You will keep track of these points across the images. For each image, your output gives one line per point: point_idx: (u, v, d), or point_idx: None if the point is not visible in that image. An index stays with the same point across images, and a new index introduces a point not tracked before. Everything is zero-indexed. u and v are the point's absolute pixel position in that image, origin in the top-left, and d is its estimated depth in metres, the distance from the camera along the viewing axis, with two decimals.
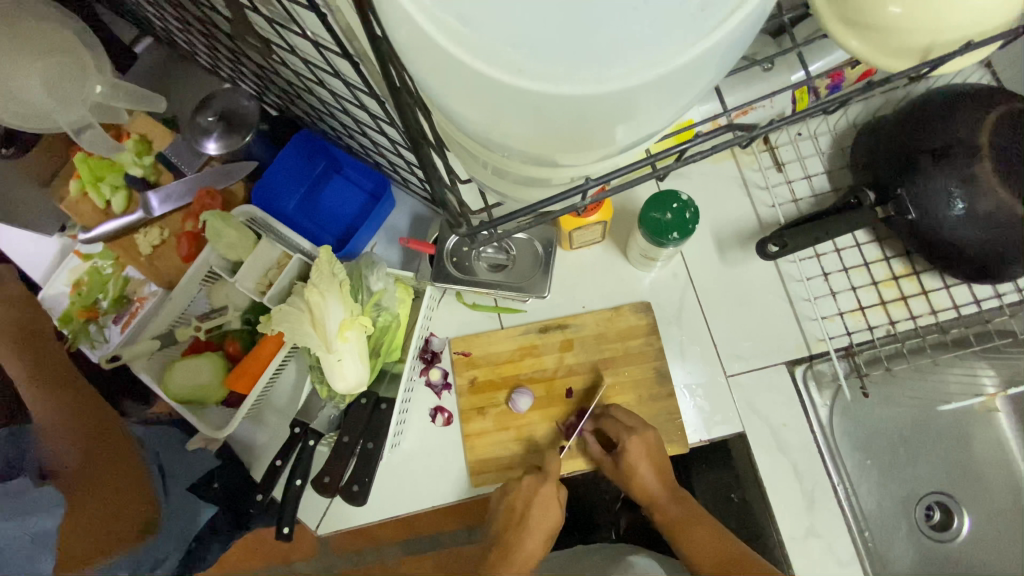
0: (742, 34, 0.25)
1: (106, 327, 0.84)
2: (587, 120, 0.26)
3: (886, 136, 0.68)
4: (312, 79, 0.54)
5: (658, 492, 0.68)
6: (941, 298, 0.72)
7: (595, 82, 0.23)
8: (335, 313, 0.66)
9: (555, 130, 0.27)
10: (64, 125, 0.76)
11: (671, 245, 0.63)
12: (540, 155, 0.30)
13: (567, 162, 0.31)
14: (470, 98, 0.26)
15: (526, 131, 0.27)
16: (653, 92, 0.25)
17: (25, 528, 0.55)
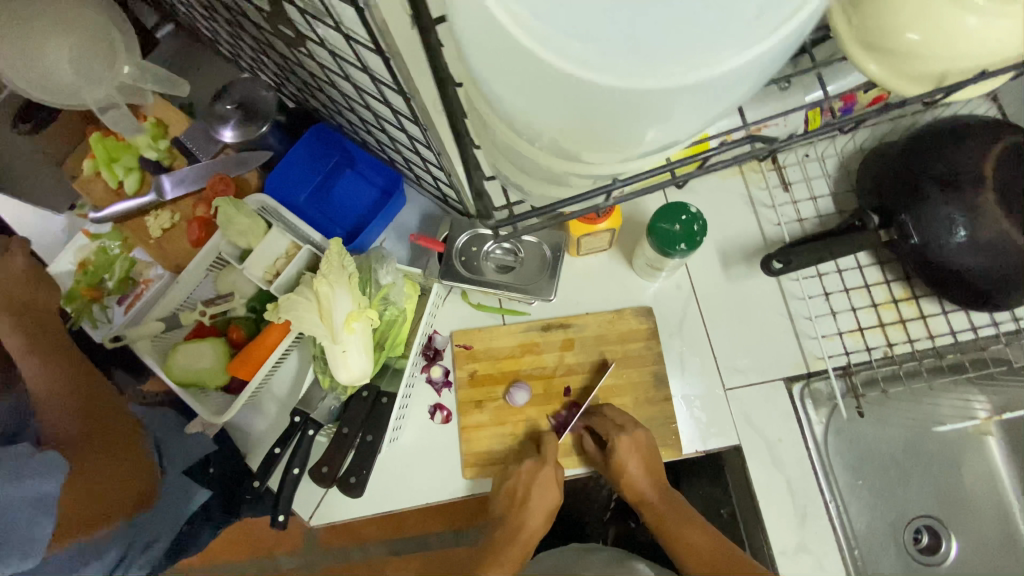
0: (790, 46, 0.25)
1: (110, 307, 0.85)
2: (623, 115, 0.26)
3: (892, 161, 0.70)
4: (338, 74, 0.55)
5: (648, 492, 0.69)
6: (939, 323, 0.73)
7: (640, 78, 0.23)
8: (342, 304, 0.66)
9: (591, 120, 0.27)
10: (92, 102, 0.77)
11: (678, 256, 0.64)
12: (569, 146, 0.30)
13: (593, 158, 0.32)
14: (519, 83, 0.26)
15: (562, 119, 0.28)
16: (693, 96, 0.25)
17: (24, 488, 0.46)
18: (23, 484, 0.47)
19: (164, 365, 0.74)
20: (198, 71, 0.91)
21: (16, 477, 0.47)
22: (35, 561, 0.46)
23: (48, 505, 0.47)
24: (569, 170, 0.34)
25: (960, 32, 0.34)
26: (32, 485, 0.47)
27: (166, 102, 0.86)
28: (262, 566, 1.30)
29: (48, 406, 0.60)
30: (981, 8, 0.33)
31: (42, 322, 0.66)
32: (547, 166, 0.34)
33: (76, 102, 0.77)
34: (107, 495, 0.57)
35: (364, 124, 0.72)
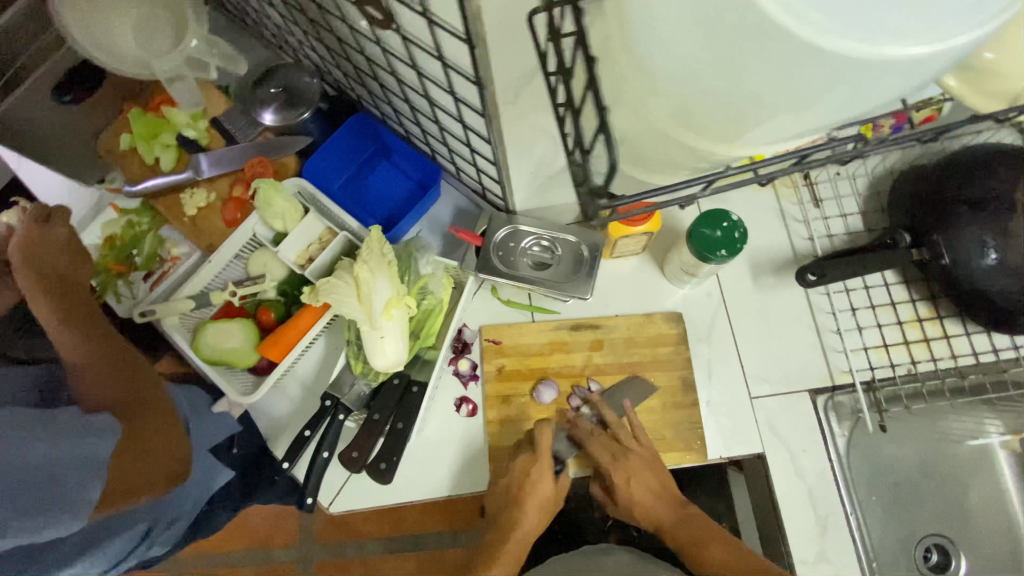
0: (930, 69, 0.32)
1: (135, 282, 0.84)
2: (782, 82, 0.33)
3: (926, 183, 0.71)
4: (404, 61, 0.54)
5: (663, 512, 0.67)
6: (962, 344, 0.74)
7: (829, 42, 0.29)
8: (381, 291, 0.67)
9: (747, 88, 0.34)
10: (160, 72, 0.76)
11: (717, 262, 0.65)
12: (708, 111, 0.38)
13: (726, 127, 0.39)
14: (720, 27, 0.31)
15: (724, 81, 0.34)
16: (847, 76, 0.31)
17: (78, 448, 0.49)
18: (77, 445, 0.49)
19: (193, 343, 0.74)
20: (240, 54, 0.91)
21: (71, 438, 0.49)
22: (81, 523, 0.47)
23: (97, 466, 0.49)
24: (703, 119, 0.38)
25: None
26: (85, 446, 0.49)
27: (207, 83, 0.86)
28: (256, 557, 1.28)
29: (88, 379, 0.59)
30: None
31: (77, 294, 0.63)
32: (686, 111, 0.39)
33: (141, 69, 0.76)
34: (147, 470, 0.56)
35: (411, 114, 0.72)
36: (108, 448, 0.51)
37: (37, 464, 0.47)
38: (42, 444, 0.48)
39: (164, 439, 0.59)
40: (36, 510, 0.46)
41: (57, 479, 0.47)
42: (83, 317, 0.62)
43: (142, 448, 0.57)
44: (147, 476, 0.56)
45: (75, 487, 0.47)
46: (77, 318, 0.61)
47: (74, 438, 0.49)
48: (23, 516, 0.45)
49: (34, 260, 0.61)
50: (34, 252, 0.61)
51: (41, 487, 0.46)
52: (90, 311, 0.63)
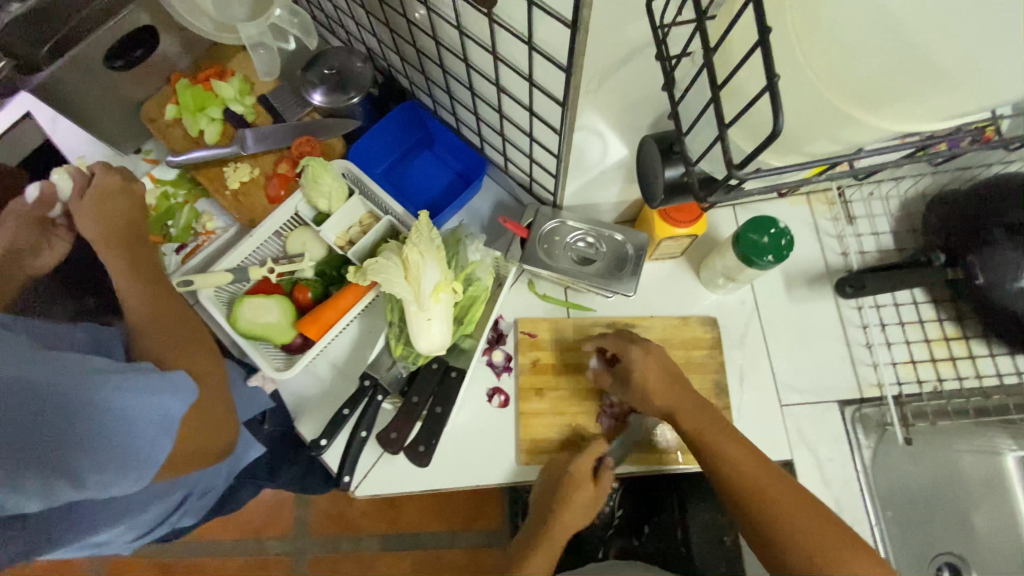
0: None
1: (168, 254, 0.85)
2: (1006, 39, 0.31)
3: (962, 206, 0.73)
4: (487, 45, 0.54)
5: (674, 394, 0.67)
6: (986, 364, 0.76)
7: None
8: (430, 274, 0.66)
9: (961, 47, 0.32)
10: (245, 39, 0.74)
11: (762, 267, 0.67)
12: (905, 79, 0.35)
13: (921, 104, 0.36)
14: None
15: (944, 42, 0.32)
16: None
17: (157, 408, 0.49)
18: (156, 404, 0.49)
19: (229, 316, 0.73)
20: None
21: (153, 395, 0.49)
22: (145, 484, 0.48)
23: (171, 429, 0.49)
24: (873, 101, 0.37)
25: None
26: (163, 406, 0.49)
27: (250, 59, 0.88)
28: (249, 548, 1.25)
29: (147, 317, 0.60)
30: None
31: (140, 246, 0.66)
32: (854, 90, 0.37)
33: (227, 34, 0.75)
34: (201, 434, 0.56)
35: (470, 104, 0.72)
36: (182, 409, 0.51)
37: (107, 414, 0.47)
38: (123, 394, 0.48)
39: (217, 400, 0.58)
40: (111, 464, 0.46)
41: (131, 437, 0.47)
42: (144, 264, 0.65)
43: (199, 417, 0.56)
44: (204, 446, 0.56)
45: (148, 448, 0.48)
46: (137, 264, 0.64)
47: (153, 396, 0.49)
48: (96, 468, 0.45)
49: (105, 210, 0.65)
50: (105, 201, 0.65)
51: (120, 442, 0.46)
52: (152, 262, 0.66)
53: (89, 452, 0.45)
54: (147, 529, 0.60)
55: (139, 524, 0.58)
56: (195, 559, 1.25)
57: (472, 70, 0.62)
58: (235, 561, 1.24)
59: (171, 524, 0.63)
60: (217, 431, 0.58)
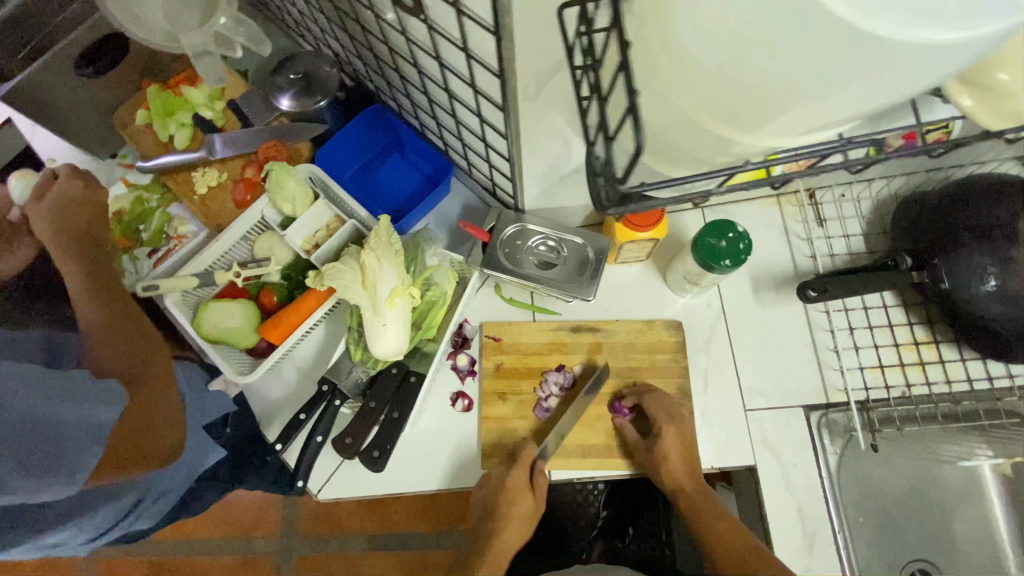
0: (962, 56, 0.30)
1: (141, 259, 0.85)
2: (833, 60, 0.31)
3: (930, 208, 0.72)
4: (429, 51, 0.54)
5: (686, 476, 0.71)
6: (956, 369, 0.75)
7: (881, 24, 0.28)
8: (387, 279, 0.67)
9: (799, 68, 0.32)
10: (187, 47, 0.69)
11: (720, 272, 0.66)
12: (759, 93, 0.35)
13: (782, 115, 0.37)
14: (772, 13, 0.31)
15: (781, 61, 0.33)
16: (902, 56, 0.30)
17: (88, 414, 0.51)
18: (90, 411, 0.51)
19: (194, 320, 0.74)
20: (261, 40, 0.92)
21: (87, 402, 0.51)
22: (74, 488, 0.49)
23: (103, 435, 0.51)
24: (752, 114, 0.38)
25: None
26: (95, 411, 0.52)
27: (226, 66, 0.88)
28: (237, 547, 1.26)
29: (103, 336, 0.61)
30: None
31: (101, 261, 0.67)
32: (737, 109, 0.38)
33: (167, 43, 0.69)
34: (145, 442, 0.57)
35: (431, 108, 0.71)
36: (114, 415, 0.53)
37: (39, 421, 0.49)
38: (57, 403, 0.50)
39: (167, 420, 0.59)
40: (38, 469, 0.48)
41: (63, 442, 0.49)
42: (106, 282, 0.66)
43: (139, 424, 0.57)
44: (145, 445, 0.57)
45: (79, 453, 0.49)
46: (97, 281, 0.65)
47: (87, 403, 0.52)
48: (20, 474, 0.47)
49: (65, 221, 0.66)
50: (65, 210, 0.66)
51: (51, 446, 0.48)
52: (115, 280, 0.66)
53: (13, 458, 0.47)
54: (102, 531, 0.61)
55: (92, 526, 0.59)
56: (185, 557, 1.26)
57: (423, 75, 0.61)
58: (224, 560, 1.25)
59: (125, 528, 0.63)
60: (156, 436, 0.58)
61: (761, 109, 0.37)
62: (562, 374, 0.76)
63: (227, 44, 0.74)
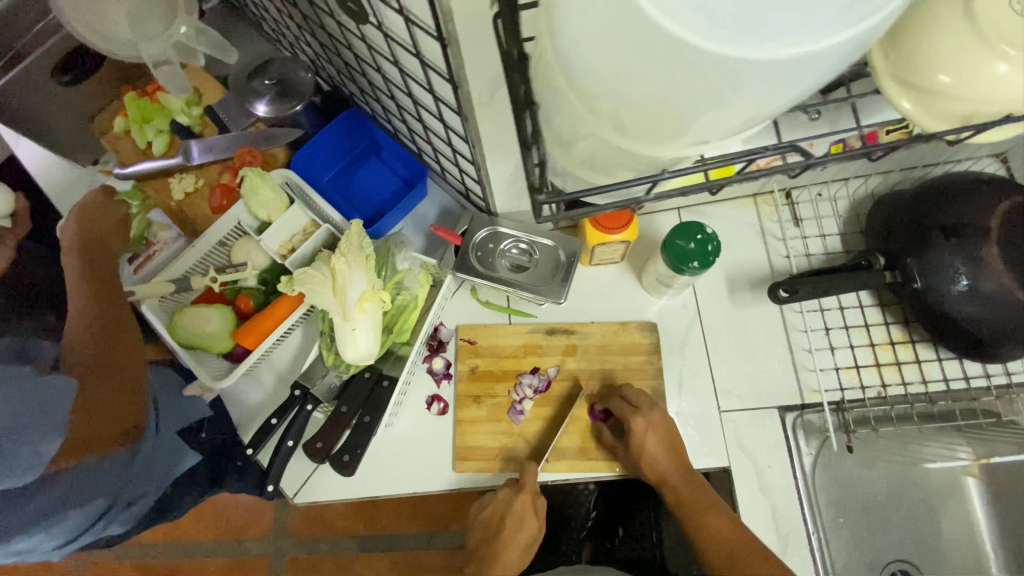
0: (842, 59, 0.26)
1: (119, 265, 0.84)
2: (706, 84, 0.26)
3: (903, 208, 0.72)
4: (388, 58, 0.54)
5: (670, 468, 0.68)
6: (933, 369, 0.75)
7: (737, 46, 0.23)
8: (357, 283, 0.67)
9: (671, 94, 0.27)
10: (148, 57, 0.70)
11: (689, 274, 0.66)
12: (635, 117, 0.30)
13: (667, 138, 0.31)
14: (621, 46, 0.26)
15: (648, 87, 0.27)
16: (783, 74, 0.25)
17: (38, 406, 0.52)
18: (40, 403, 0.52)
19: (169, 325, 0.74)
20: (239, 45, 0.93)
21: (37, 395, 0.52)
22: (31, 479, 0.50)
23: (57, 424, 0.52)
24: (643, 146, 0.33)
25: (991, 79, 0.33)
26: (46, 403, 0.52)
27: (203, 73, 0.89)
28: (227, 550, 1.23)
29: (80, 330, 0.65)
30: (1012, 57, 0.33)
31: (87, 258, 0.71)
32: (625, 142, 0.33)
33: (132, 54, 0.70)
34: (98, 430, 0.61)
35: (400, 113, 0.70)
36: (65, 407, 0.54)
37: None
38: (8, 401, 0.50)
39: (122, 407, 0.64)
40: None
41: (17, 434, 0.49)
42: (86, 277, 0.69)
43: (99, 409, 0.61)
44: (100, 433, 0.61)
45: (32, 442, 0.50)
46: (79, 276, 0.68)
47: (36, 397, 0.52)
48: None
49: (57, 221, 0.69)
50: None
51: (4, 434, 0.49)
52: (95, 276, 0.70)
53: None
54: (72, 536, 0.61)
55: (61, 531, 0.59)
56: (173, 560, 1.23)
57: (387, 81, 0.61)
58: (212, 563, 1.22)
59: (98, 533, 0.64)
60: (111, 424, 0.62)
61: (649, 138, 0.31)
62: (537, 376, 0.76)
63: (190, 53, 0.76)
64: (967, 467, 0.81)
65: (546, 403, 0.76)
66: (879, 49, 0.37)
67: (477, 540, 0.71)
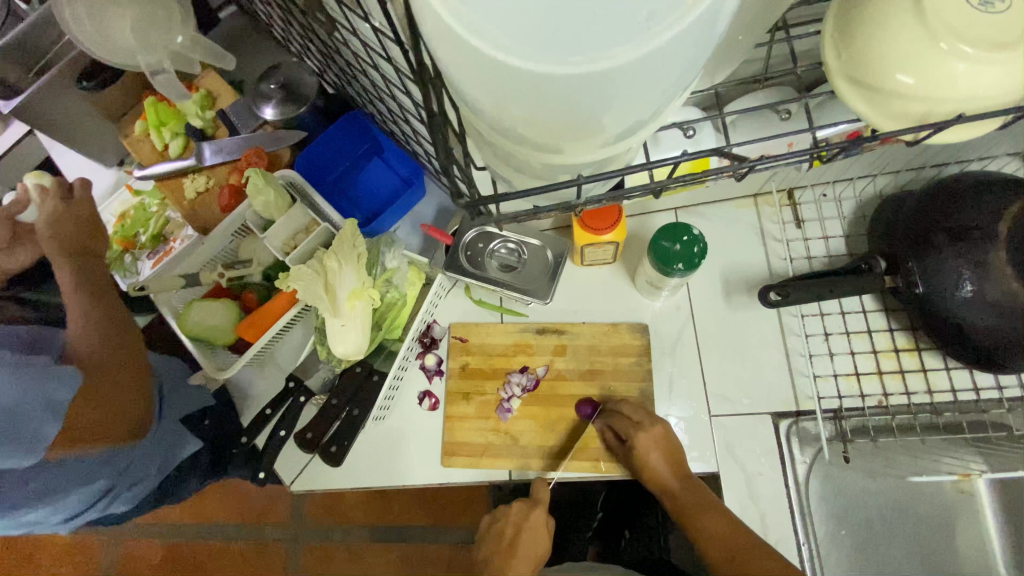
0: (703, 41, 0.26)
1: (140, 260, 0.89)
2: (578, 99, 0.26)
3: (909, 210, 0.68)
4: (368, 63, 0.56)
5: (669, 477, 0.67)
6: (940, 379, 0.71)
7: (581, 66, 0.24)
8: (347, 282, 0.70)
9: (553, 116, 0.28)
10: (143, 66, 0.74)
11: (676, 276, 0.65)
12: (532, 138, 0.31)
13: (568, 151, 0.32)
14: (489, 86, 0.27)
15: (527, 114, 0.28)
16: (638, 76, 0.25)
17: (41, 391, 0.53)
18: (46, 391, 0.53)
19: (179, 318, 0.77)
20: (252, 51, 0.96)
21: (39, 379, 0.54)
22: (35, 457, 0.53)
23: (58, 409, 0.54)
24: (559, 160, 0.33)
25: (948, 76, 0.32)
26: (47, 390, 0.53)
27: (215, 77, 0.94)
28: (246, 534, 1.27)
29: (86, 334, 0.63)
30: (967, 54, 0.31)
31: (92, 262, 0.69)
32: (542, 159, 0.33)
33: (126, 60, 0.74)
34: (106, 422, 0.61)
35: (393, 115, 0.71)
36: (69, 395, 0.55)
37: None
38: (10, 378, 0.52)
39: (126, 400, 0.63)
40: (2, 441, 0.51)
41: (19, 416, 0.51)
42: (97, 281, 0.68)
43: (101, 397, 0.61)
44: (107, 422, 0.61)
45: (36, 425, 0.52)
46: (88, 279, 0.67)
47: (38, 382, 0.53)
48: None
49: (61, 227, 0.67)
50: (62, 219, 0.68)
51: (6, 416, 0.51)
52: (101, 279, 0.68)
53: None
54: (75, 512, 0.67)
55: (66, 504, 0.65)
56: (199, 542, 1.28)
57: (373, 83, 0.63)
58: (235, 546, 1.27)
59: (101, 508, 0.69)
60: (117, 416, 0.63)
61: (560, 152, 0.32)
62: (528, 381, 0.77)
63: (188, 60, 0.80)
64: (971, 480, 0.76)
65: (535, 414, 0.76)
66: (834, 46, 0.36)
67: (484, 552, 0.72)
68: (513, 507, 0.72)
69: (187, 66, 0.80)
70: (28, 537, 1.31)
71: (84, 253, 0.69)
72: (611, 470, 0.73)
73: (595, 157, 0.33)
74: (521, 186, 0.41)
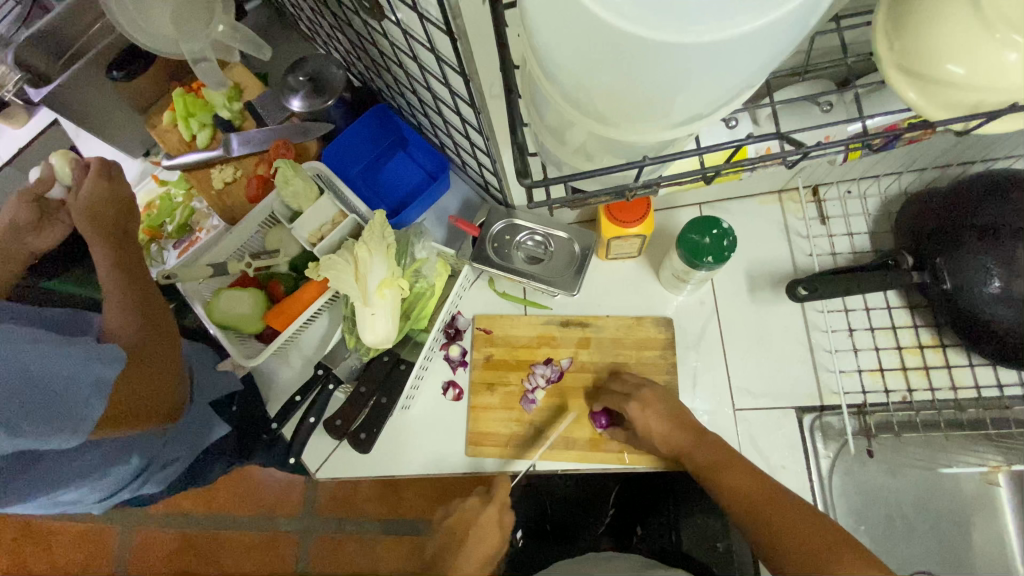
0: (798, 28, 0.26)
1: (166, 250, 0.91)
2: (666, 69, 0.27)
3: (934, 206, 0.69)
4: (406, 54, 0.56)
5: (681, 438, 0.68)
6: (964, 375, 0.72)
7: (679, 33, 0.25)
8: (377, 271, 0.70)
9: (635, 83, 0.28)
10: (187, 55, 0.76)
11: (705, 269, 0.65)
12: (604, 107, 0.31)
13: (636, 126, 0.33)
14: (580, 43, 0.27)
15: (609, 77, 0.29)
16: (732, 52, 0.26)
17: (91, 371, 0.53)
18: (91, 368, 0.53)
19: (207, 306, 0.78)
20: (278, 45, 0.97)
21: (86, 351, 0.54)
22: (78, 440, 0.52)
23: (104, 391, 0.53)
24: (624, 136, 0.34)
25: (999, 68, 0.33)
26: (93, 369, 0.53)
27: (243, 69, 0.94)
28: (259, 525, 1.28)
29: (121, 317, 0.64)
30: (1019, 44, 0.32)
31: (129, 247, 0.71)
32: (607, 133, 0.34)
33: (172, 50, 0.76)
34: (145, 405, 0.61)
35: (422, 108, 0.72)
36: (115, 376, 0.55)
37: (42, 378, 0.51)
38: (55, 359, 0.52)
39: (166, 378, 0.64)
40: (47, 420, 0.50)
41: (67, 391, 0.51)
42: (133, 266, 0.69)
43: (140, 377, 0.61)
44: (144, 404, 0.61)
45: (84, 400, 0.52)
46: (126, 263, 0.68)
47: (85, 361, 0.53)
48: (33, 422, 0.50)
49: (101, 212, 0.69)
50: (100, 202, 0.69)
51: (55, 392, 0.51)
52: (137, 264, 0.70)
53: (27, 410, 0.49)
54: (110, 492, 0.68)
55: (101, 486, 0.65)
56: (212, 531, 1.29)
57: (407, 75, 0.63)
58: (249, 537, 1.28)
59: (133, 490, 0.70)
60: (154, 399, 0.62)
61: (628, 125, 0.33)
62: (551, 373, 0.77)
63: (225, 49, 0.81)
64: (992, 475, 0.77)
65: (558, 405, 0.76)
66: (886, 36, 0.37)
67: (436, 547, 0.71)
68: (493, 493, 0.73)
69: (226, 55, 0.82)
70: (44, 524, 1.32)
71: (123, 237, 0.70)
72: (635, 461, 0.74)
73: (659, 139, 0.34)
74: (571, 166, 0.42)
